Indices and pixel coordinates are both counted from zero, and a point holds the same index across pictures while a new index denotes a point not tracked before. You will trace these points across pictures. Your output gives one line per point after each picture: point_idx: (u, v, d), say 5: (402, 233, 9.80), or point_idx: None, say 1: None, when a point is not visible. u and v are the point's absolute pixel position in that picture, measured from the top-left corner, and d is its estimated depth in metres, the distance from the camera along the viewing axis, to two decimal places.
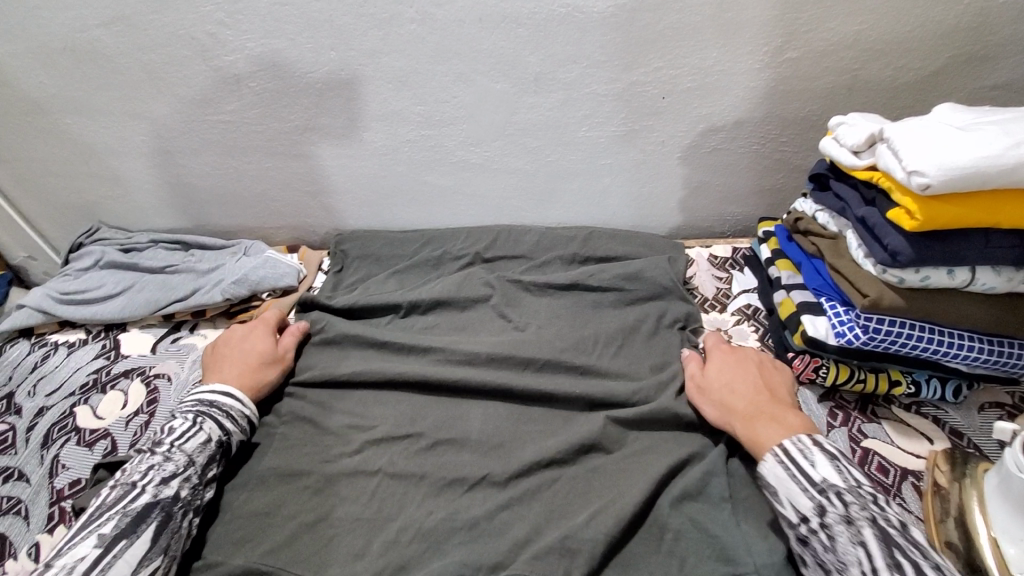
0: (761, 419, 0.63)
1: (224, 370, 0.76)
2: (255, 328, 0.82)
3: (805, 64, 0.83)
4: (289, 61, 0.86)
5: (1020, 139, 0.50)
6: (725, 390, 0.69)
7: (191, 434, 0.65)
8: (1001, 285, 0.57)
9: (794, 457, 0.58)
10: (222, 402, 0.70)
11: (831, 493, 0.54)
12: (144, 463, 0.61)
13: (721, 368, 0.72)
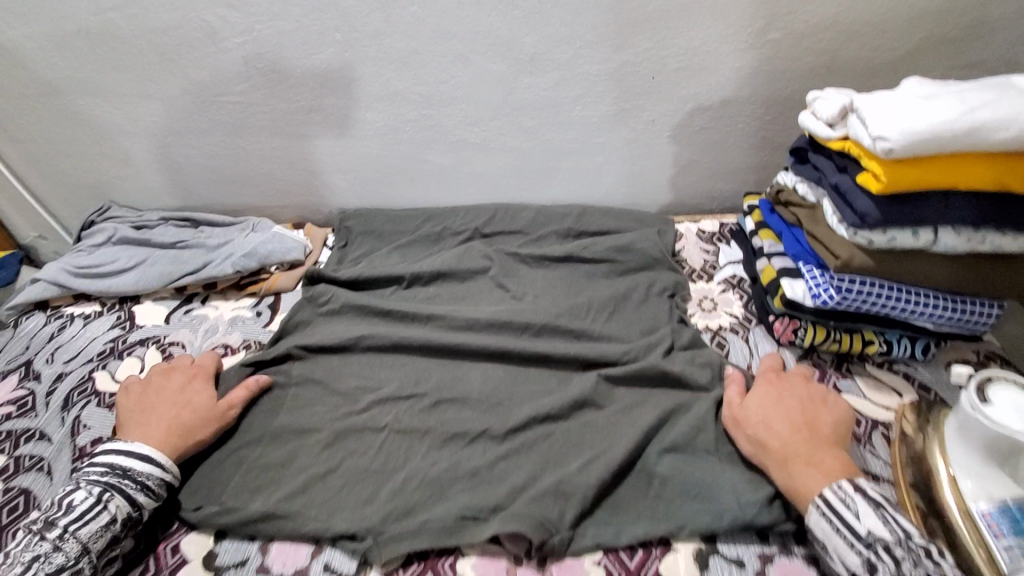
0: (796, 462, 0.60)
1: (153, 420, 0.69)
2: (192, 379, 0.75)
3: (788, 44, 0.87)
4: (295, 43, 0.89)
5: (973, 106, 0.55)
6: (761, 424, 0.64)
7: (91, 517, 0.58)
8: (962, 245, 0.62)
9: (837, 507, 0.55)
10: (135, 472, 0.63)
11: (881, 550, 0.52)
12: (31, 552, 0.56)
13: (760, 397, 0.68)
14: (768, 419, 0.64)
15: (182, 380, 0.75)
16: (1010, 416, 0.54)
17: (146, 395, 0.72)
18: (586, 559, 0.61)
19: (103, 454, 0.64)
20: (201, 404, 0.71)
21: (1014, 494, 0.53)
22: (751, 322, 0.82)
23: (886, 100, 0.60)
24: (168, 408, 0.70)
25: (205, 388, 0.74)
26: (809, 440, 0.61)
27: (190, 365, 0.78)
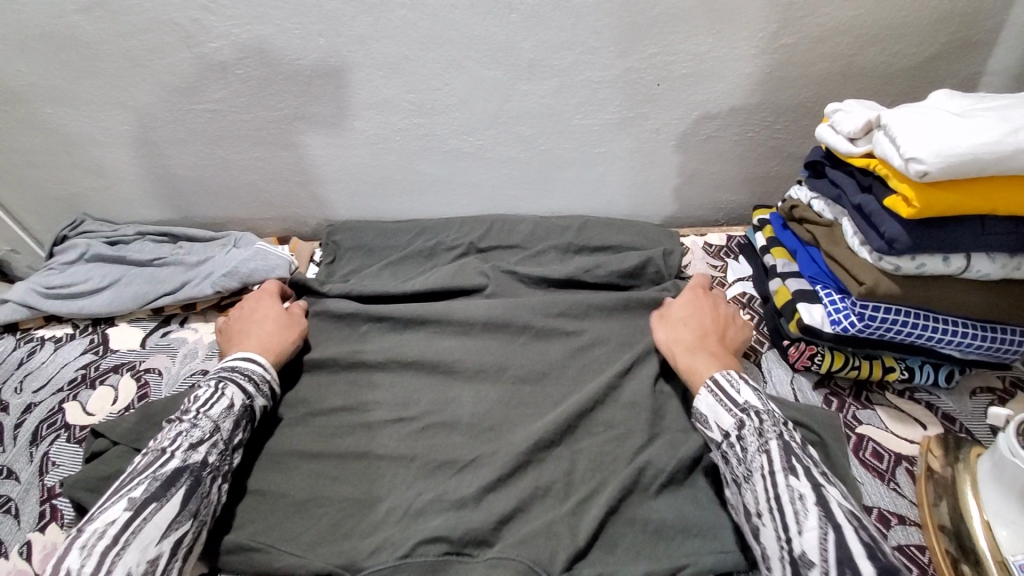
0: (700, 354, 0.70)
1: (248, 338, 0.75)
2: (262, 300, 0.82)
3: (800, 50, 0.82)
4: (276, 47, 0.84)
5: (1014, 126, 0.50)
6: (676, 329, 0.74)
7: (214, 400, 0.64)
8: (996, 272, 0.57)
9: (722, 385, 0.63)
10: (244, 368, 0.69)
11: (751, 412, 0.60)
12: (173, 430, 0.61)
13: (682, 312, 0.76)
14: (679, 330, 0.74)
15: (255, 303, 0.81)
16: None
17: (230, 326, 0.78)
18: None
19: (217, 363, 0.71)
20: (281, 316, 0.79)
21: None
22: (764, 346, 0.76)
23: (917, 117, 0.55)
24: (258, 325, 0.77)
25: (278, 303, 0.81)
26: (722, 348, 0.70)
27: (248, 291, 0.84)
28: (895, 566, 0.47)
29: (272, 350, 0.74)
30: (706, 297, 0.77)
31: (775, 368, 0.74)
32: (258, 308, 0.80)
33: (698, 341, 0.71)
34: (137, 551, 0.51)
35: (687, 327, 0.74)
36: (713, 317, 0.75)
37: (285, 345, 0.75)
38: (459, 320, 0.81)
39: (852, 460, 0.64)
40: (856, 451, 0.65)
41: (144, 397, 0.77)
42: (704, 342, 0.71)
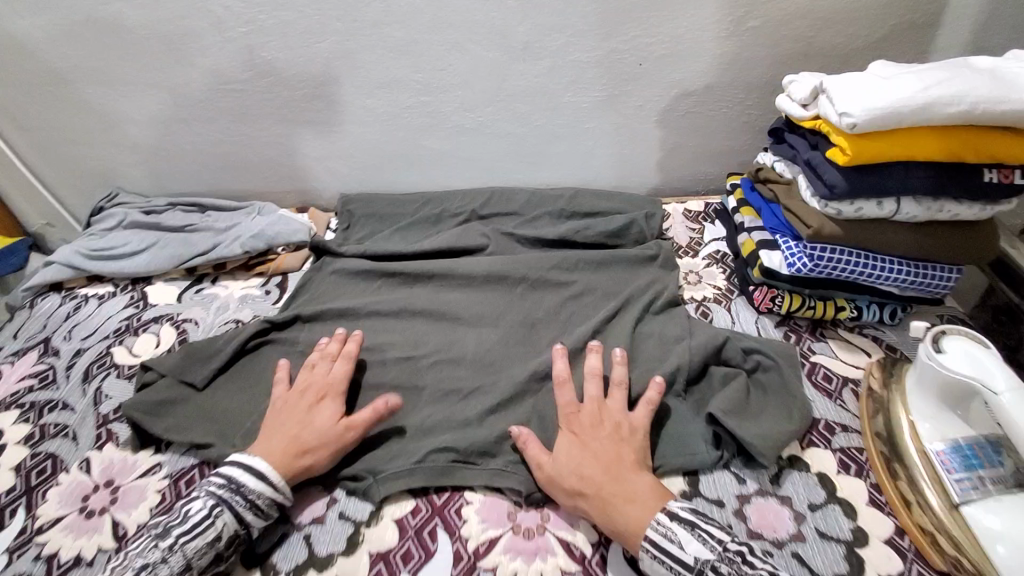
0: (616, 503, 0.59)
1: (281, 436, 0.67)
2: (311, 395, 0.71)
3: (765, 32, 0.92)
4: (297, 32, 0.93)
5: (927, 84, 0.60)
6: (574, 476, 0.61)
7: (198, 532, 0.58)
8: (921, 214, 0.67)
9: (661, 543, 0.56)
10: (248, 487, 0.62)
11: (708, 572, 0.54)
12: (143, 558, 0.57)
13: (569, 454, 0.63)
14: (585, 482, 0.61)
15: (311, 394, 0.71)
16: (962, 363, 0.59)
17: (274, 412, 0.71)
18: None
19: (226, 463, 0.64)
20: (325, 422, 0.68)
21: (966, 435, 0.60)
22: (733, 294, 0.87)
23: (852, 81, 0.66)
24: (287, 431, 0.67)
25: (333, 408, 0.70)
26: (623, 479, 0.61)
27: (322, 379, 0.73)
28: None
29: (292, 458, 0.65)
30: (579, 418, 0.66)
31: (743, 312, 0.84)
32: (310, 407, 0.70)
33: (598, 485, 0.60)
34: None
35: (585, 468, 0.61)
36: (606, 444, 0.63)
37: (314, 457, 0.65)
38: (462, 275, 0.90)
39: (805, 382, 0.73)
40: (809, 375, 0.75)
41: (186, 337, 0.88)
42: (606, 480, 0.60)
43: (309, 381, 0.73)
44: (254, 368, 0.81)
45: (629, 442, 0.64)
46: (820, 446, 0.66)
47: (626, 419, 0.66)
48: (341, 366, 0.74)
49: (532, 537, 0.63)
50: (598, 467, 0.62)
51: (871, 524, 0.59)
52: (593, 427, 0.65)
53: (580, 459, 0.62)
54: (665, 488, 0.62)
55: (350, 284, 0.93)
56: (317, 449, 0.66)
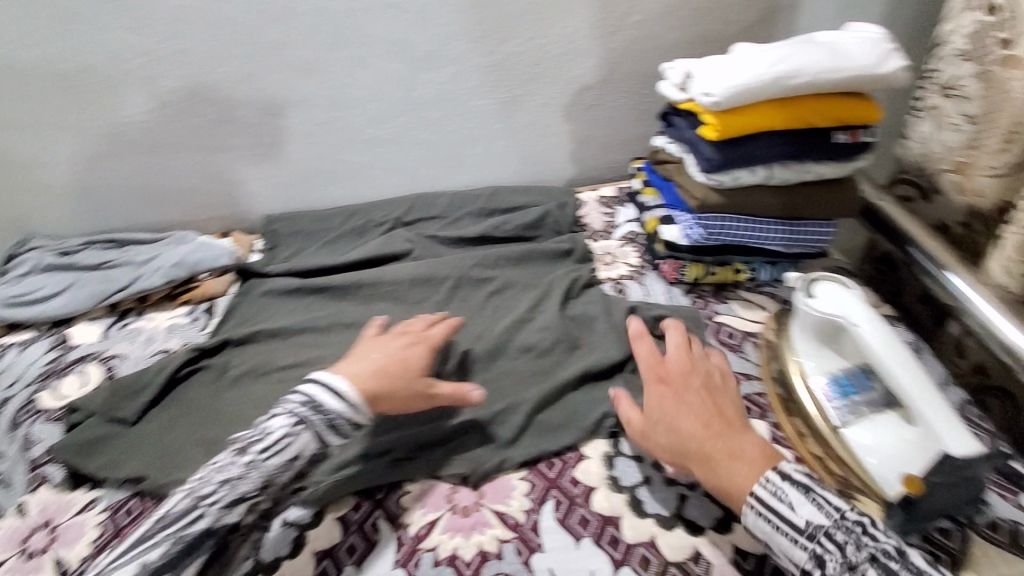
0: (721, 458, 0.59)
1: (375, 365, 0.68)
2: (413, 345, 0.72)
3: (648, 25, 1.00)
4: (199, 60, 0.94)
5: (773, 60, 0.68)
6: (673, 430, 0.62)
7: (274, 450, 0.61)
8: (790, 176, 0.75)
9: (768, 501, 0.55)
10: (328, 406, 0.63)
11: (823, 539, 0.52)
12: (220, 475, 0.59)
13: (666, 409, 0.64)
14: (687, 437, 0.61)
15: (407, 344, 0.72)
16: (831, 306, 0.67)
17: (381, 343, 0.72)
18: (513, 477, 0.69)
19: (304, 381, 0.65)
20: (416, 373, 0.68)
21: (845, 367, 0.68)
22: (646, 269, 0.93)
23: (713, 65, 0.73)
24: (372, 367, 0.67)
25: (422, 360, 0.70)
26: (729, 437, 0.60)
27: (422, 332, 0.74)
28: None
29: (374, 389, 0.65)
30: (670, 373, 0.67)
31: (655, 284, 0.90)
32: (405, 352, 0.70)
33: (698, 441, 0.60)
34: (159, 555, 0.54)
35: (683, 423, 0.62)
36: (701, 401, 0.64)
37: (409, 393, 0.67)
38: (390, 281, 0.92)
39: (710, 339, 0.80)
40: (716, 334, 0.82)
41: (114, 373, 0.87)
42: (708, 437, 0.60)
43: (415, 330, 0.75)
44: (186, 395, 0.81)
45: (725, 398, 0.64)
46: None
47: (719, 378, 0.67)
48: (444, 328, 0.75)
49: (469, 513, 0.66)
50: (697, 422, 0.62)
51: None
52: (685, 380, 0.66)
53: (679, 413, 0.63)
54: (775, 451, 0.60)
55: (279, 302, 0.94)
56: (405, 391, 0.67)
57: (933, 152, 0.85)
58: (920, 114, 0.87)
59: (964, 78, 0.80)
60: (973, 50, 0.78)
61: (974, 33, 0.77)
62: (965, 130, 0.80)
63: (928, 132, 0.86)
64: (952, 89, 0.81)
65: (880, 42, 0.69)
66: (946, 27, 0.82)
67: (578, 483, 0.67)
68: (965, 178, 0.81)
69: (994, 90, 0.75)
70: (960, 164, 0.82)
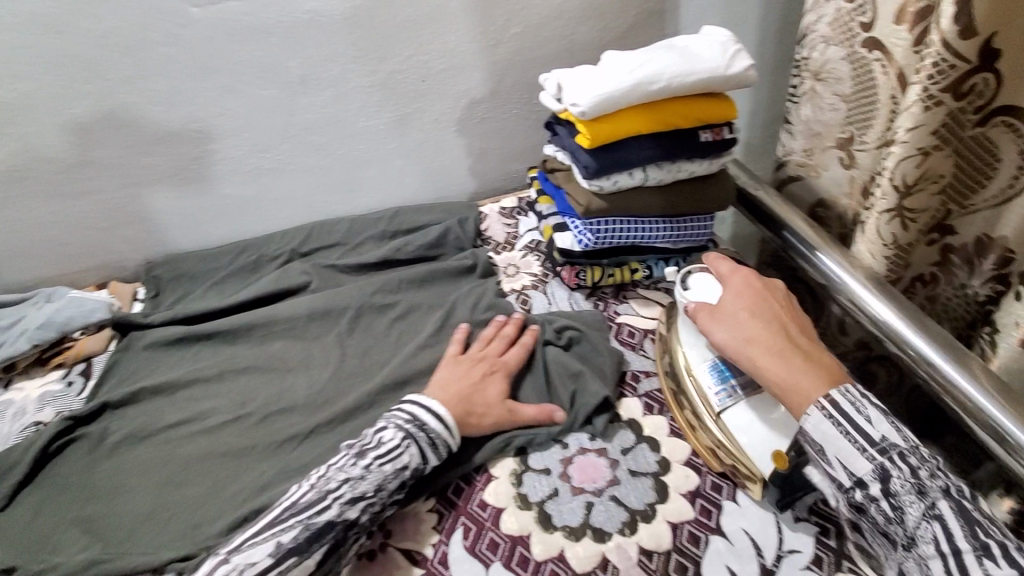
0: (794, 358, 0.60)
1: (457, 396, 0.71)
2: (494, 368, 0.75)
3: (528, 36, 1.01)
4: (44, 101, 0.86)
5: (631, 68, 0.69)
6: (748, 322, 0.63)
7: (393, 455, 0.63)
8: (665, 176, 0.78)
9: (846, 412, 0.56)
10: (430, 426, 0.67)
11: (895, 458, 0.54)
12: (343, 473, 0.62)
13: (743, 303, 0.66)
14: (768, 333, 0.62)
15: (493, 367, 0.75)
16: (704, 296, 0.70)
17: (448, 372, 0.75)
18: (421, 510, 0.66)
19: (409, 402, 0.70)
20: (497, 397, 0.71)
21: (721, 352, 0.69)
22: (548, 277, 0.93)
23: (579, 74, 0.74)
24: (459, 392, 0.71)
25: (500, 383, 0.73)
26: (802, 346, 0.62)
27: (496, 354, 0.77)
28: None
29: (459, 416, 0.69)
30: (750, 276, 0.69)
31: (557, 292, 0.90)
32: (484, 377, 0.74)
33: (774, 338, 0.62)
34: (291, 537, 0.57)
35: (761, 318, 0.64)
36: (781, 307, 0.65)
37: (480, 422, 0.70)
38: (285, 318, 0.88)
39: (612, 342, 0.82)
40: (617, 335, 0.83)
41: None
42: (785, 340, 0.62)
43: (484, 353, 0.77)
44: (61, 471, 0.73)
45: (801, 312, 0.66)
46: (630, 395, 0.76)
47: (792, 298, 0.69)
48: (520, 351, 0.78)
49: (375, 557, 0.63)
50: (773, 323, 0.63)
51: (671, 451, 0.69)
52: (766, 286, 0.68)
53: (757, 311, 0.64)
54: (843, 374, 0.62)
55: (165, 354, 0.87)
56: (492, 414, 0.70)
57: (817, 132, 0.93)
58: (799, 99, 0.95)
59: (831, 62, 0.87)
60: (836, 35, 0.84)
61: (835, 20, 0.84)
62: (840, 110, 0.88)
63: (809, 114, 0.94)
64: (824, 74, 0.89)
65: (729, 43, 0.72)
66: (808, 17, 0.88)
67: (487, 506, 0.66)
68: (847, 152, 0.90)
69: (859, 75, 0.83)
70: (841, 141, 0.91)
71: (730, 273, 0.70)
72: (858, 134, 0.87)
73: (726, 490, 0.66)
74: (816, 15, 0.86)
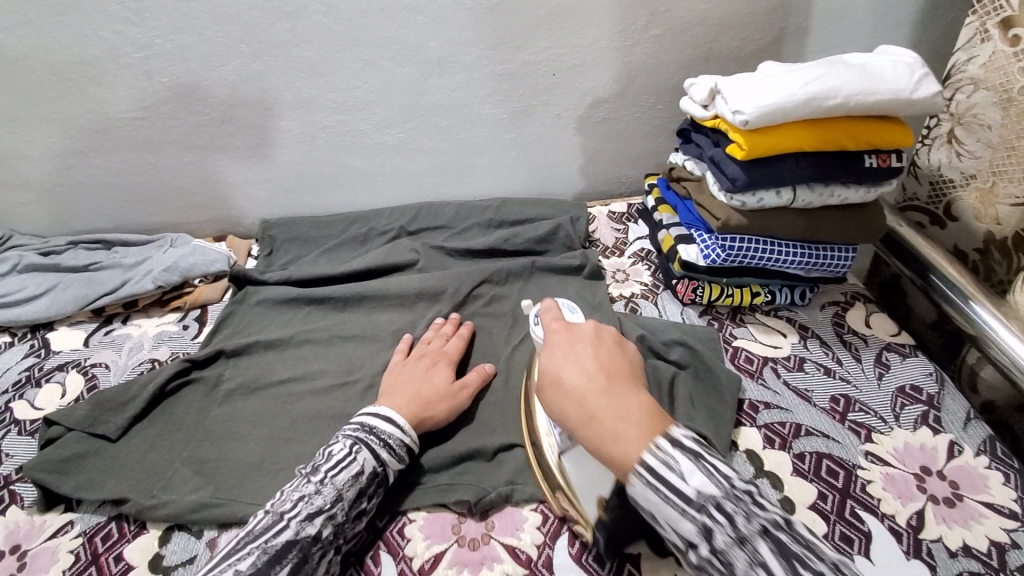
0: (604, 418, 0.50)
1: (400, 394, 0.70)
2: (435, 363, 0.75)
3: (666, 40, 0.97)
4: (199, 57, 0.89)
5: (807, 79, 0.66)
6: (558, 387, 0.54)
7: (344, 464, 0.59)
8: (815, 199, 0.74)
9: (657, 472, 0.45)
10: (380, 428, 0.63)
11: (713, 509, 0.43)
12: (297, 491, 0.57)
13: (554, 357, 0.57)
14: (581, 396, 0.52)
15: (431, 360, 0.76)
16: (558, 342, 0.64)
17: (393, 375, 0.74)
18: (525, 507, 0.65)
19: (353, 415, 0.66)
20: (444, 384, 0.72)
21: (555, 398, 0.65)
22: (659, 289, 0.90)
23: (743, 80, 0.70)
24: (408, 390, 0.70)
25: (446, 372, 0.74)
26: (617, 397, 0.51)
27: (438, 351, 0.78)
28: None
29: (415, 413, 0.67)
30: (560, 329, 0.60)
31: (669, 304, 0.87)
32: (428, 371, 0.74)
33: (585, 398, 0.52)
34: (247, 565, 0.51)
35: (569, 375, 0.54)
36: (589, 354, 0.56)
37: (435, 409, 0.69)
38: (394, 294, 0.89)
39: (728, 365, 0.77)
40: (733, 360, 0.78)
41: (97, 383, 0.81)
42: (590, 394, 0.52)
43: (425, 352, 0.77)
44: (176, 411, 0.76)
45: (615, 353, 0.56)
46: (748, 425, 0.70)
47: (614, 336, 0.59)
48: (458, 343, 0.79)
49: (477, 547, 0.62)
50: (583, 372, 0.54)
51: (797, 493, 0.64)
52: (576, 336, 0.59)
53: (565, 362, 0.55)
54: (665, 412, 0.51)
55: (276, 313, 0.89)
56: (440, 403, 0.70)
57: (952, 179, 0.87)
58: (932, 142, 0.90)
59: (979, 106, 0.81)
60: (988, 78, 0.79)
61: (990, 62, 0.78)
62: (981, 157, 0.82)
63: (942, 159, 0.88)
64: (968, 118, 0.83)
65: (915, 66, 0.68)
66: (957, 57, 0.83)
67: None
68: (987, 205, 0.83)
69: (1011, 121, 0.77)
70: (980, 191, 0.84)
71: (555, 329, 0.61)
72: (1000, 186, 0.81)
73: (858, 545, 0.59)
74: (967, 55, 0.81)
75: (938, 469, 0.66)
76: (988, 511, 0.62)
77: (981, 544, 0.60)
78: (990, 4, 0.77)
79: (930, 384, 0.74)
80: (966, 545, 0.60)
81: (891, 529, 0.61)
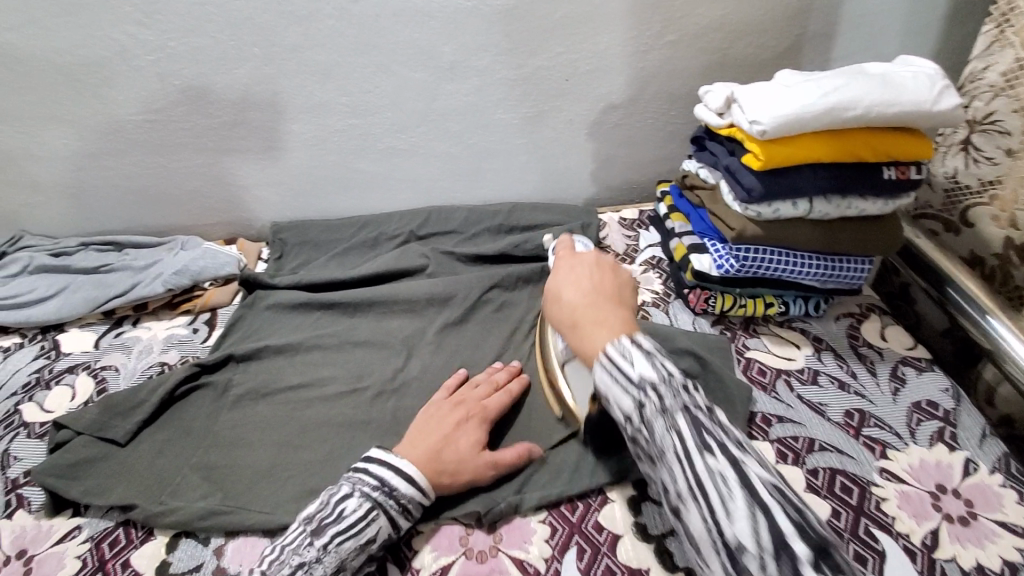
0: (584, 322, 0.58)
1: (426, 444, 0.64)
2: (470, 415, 0.69)
3: (681, 46, 0.96)
4: (212, 60, 0.89)
5: (825, 90, 0.65)
6: (555, 300, 0.63)
7: (354, 533, 0.57)
8: (832, 211, 0.73)
9: (613, 360, 0.52)
10: (399, 492, 0.60)
11: (649, 388, 0.49)
12: (299, 555, 0.55)
13: (555, 276, 0.66)
14: (569, 306, 0.61)
15: (467, 412, 0.69)
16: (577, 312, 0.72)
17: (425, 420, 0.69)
18: (533, 519, 0.65)
19: (372, 463, 0.62)
20: (476, 442, 0.66)
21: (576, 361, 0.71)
22: (671, 297, 0.89)
23: (760, 89, 0.69)
24: (434, 442, 0.64)
25: (480, 429, 0.67)
26: (598, 307, 0.59)
27: (476, 400, 0.71)
28: (829, 546, 0.42)
29: (435, 473, 0.62)
30: (566, 257, 0.69)
31: (681, 314, 0.86)
32: (463, 424, 0.67)
33: (572, 310, 0.60)
34: None
35: (564, 292, 0.63)
36: (585, 275, 0.64)
37: (459, 469, 0.63)
38: (403, 300, 0.89)
39: (740, 375, 0.76)
40: (745, 371, 0.77)
41: (106, 386, 0.81)
42: (578, 306, 0.60)
43: (464, 399, 0.71)
44: (184, 416, 0.76)
45: (607, 275, 0.64)
46: (761, 438, 0.69)
47: (612, 262, 0.68)
48: (502, 397, 0.72)
49: (485, 560, 0.61)
50: (576, 289, 0.62)
51: (810, 508, 0.63)
52: (577, 260, 0.67)
53: (563, 280, 0.64)
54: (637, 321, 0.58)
55: (285, 317, 0.89)
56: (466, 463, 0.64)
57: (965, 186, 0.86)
58: (946, 150, 0.88)
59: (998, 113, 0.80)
60: (1008, 86, 0.78)
61: (1010, 70, 0.78)
62: (999, 164, 0.81)
63: (957, 166, 0.87)
64: (985, 125, 0.82)
65: (936, 78, 0.67)
66: (973, 65, 0.83)
67: (603, 529, 0.63)
68: (1003, 213, 0.81)
69: None
70: (996, 198, 0.82)
71: (564, 256, 0.70)
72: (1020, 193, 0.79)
73: (872, 564, 0.58)
74: (984, 63, 0.81)
75: (954, 487, 0.65)
76: (1005, 530, 0.61)
77: (997, 565, 0.58)
78: (1009, 11, 0.77)
79: (947, 399, 0.73)
80: (982, 565, 0.58)
81: (906, 548, 0.59)
